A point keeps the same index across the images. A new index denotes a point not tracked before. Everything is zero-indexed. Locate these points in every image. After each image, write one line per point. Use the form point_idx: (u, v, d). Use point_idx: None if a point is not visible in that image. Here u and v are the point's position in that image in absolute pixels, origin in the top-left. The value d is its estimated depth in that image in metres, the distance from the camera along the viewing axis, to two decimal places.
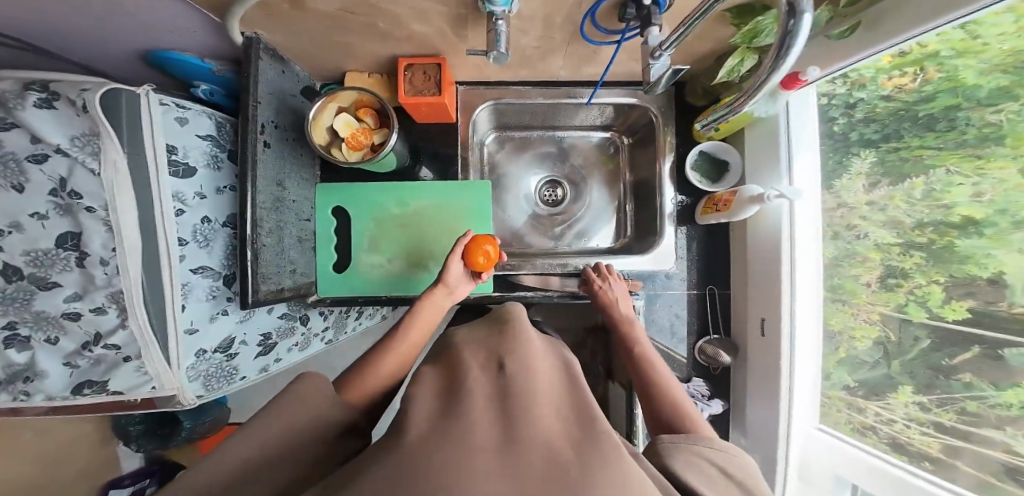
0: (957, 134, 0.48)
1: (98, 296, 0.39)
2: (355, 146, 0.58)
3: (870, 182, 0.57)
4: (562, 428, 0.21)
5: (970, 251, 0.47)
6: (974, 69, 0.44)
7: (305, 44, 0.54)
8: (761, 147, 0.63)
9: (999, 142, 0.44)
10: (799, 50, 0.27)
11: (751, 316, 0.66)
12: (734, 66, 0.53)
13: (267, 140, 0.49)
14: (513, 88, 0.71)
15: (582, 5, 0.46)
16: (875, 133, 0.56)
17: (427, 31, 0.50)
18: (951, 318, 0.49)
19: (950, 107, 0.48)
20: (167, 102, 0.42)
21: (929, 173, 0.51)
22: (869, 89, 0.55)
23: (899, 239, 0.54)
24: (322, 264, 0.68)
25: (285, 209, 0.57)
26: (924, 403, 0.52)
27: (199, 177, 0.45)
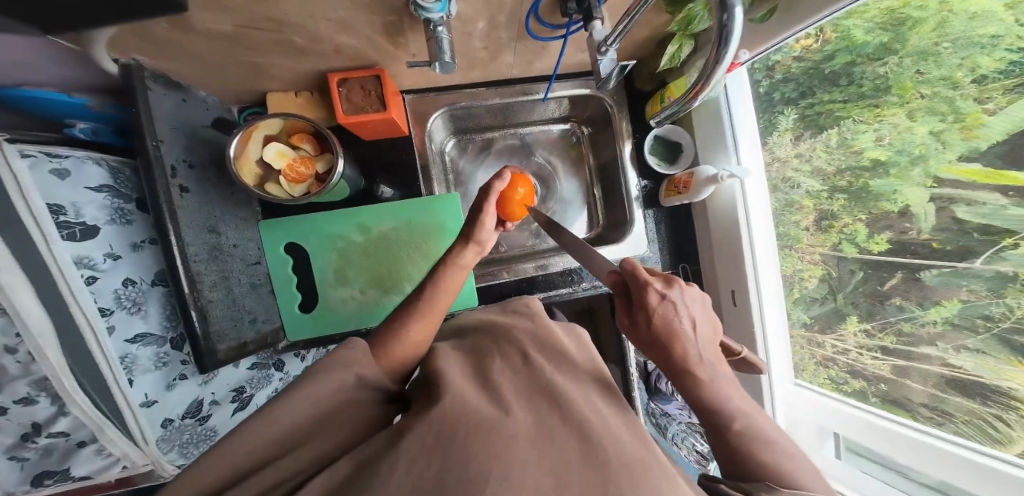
0: (856, 86, 0.54)
1: (19, 386, 0.32)
2: (296, 179, 0.55)
3: (797, 134, 0.64)
4: (592, 416, 0.27)
5: (882, 190, 0.53)
6: (862, 28, 0.49)
7: (206, 70, 0.49)
8: (707, 131, 0.69)
9: (888, 92, 0.51)
10: (738, 34, 0.28)
11: (722, 290, 0.72)
12: (674, 53, 0.57)
13: (182, 183, 0.46)
14: (467, 91, 0.70)
15: (523, 1, 0.46)
16: (794, 91, 0.62)
17: (355, 42, 0.48)
18: (877, 250, 0.55)
19: (846, 64, 0.54)
20: (34, 153, 0.36)
21: (841, 124, 0.57)
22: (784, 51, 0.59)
23: (825, 186, 0.60)
24: (286, 308, 0.66)
25: (226, 256, 0.53)
26: (869, 330, 0.59)
27: (105, 236, 0.41)
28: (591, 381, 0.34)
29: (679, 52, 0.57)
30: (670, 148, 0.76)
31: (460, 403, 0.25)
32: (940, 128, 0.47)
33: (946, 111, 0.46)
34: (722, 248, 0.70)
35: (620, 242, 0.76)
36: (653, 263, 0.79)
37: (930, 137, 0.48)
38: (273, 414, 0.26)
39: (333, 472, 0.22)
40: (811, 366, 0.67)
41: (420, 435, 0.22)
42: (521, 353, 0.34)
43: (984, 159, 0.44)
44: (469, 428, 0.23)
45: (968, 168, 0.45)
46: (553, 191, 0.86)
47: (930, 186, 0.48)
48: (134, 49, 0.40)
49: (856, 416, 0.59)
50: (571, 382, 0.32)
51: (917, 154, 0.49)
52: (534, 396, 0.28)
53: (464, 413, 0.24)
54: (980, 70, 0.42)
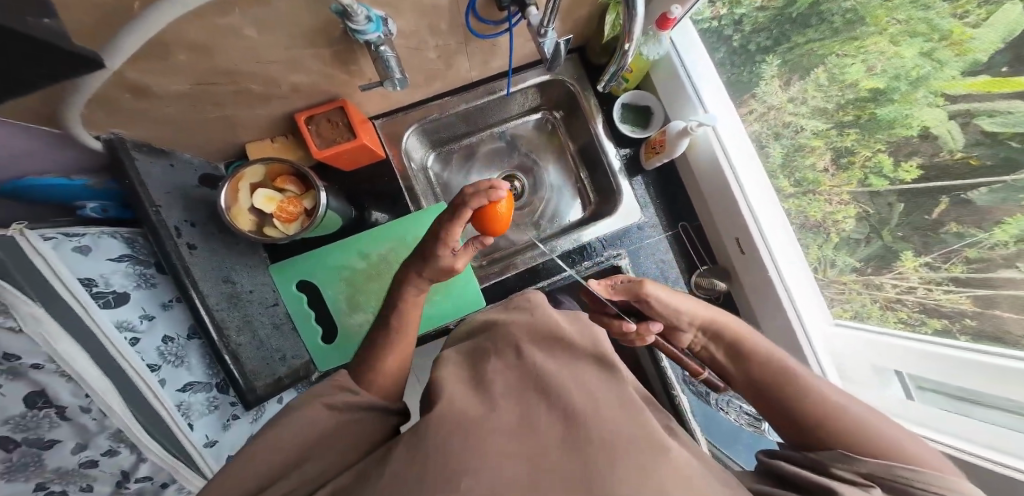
0: (827, 24, 0.54)
1: (102, 439, 0.38)
2: (288, 217, 0.60)
3: (785, 81, 0.62)
4: (585, 400, 0.30)
5: (891, 116, 0.49)
6: None
7: (183, 133, 0.54)
8: (670, 91, 0.71)
9: (863, 23, 0.50)
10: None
11: (726, 237, 0.72)
12: (613, 21, 0.60)
13: (189, 241, 0.51)
14: (434, 103, 0.73)
15: (458, 4, 0.48)
16: (768, 40, 0.62)
17: (309, 78, 0.51)
18: (909, 178, 0.50)
19: (811, 5, 0.54)
20: (55, 236, 0.41)
21: (825, 62, 0.56)
22: (747, 4, 0.61)
23: (830, 124, 0.58)
24: (310, 342, 0.70)
25: (244, 301, 0.59)
26: (931, 263, 0.51)
27: (137, 300, 0.46)
28: (586, 363, 0.36)
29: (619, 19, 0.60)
30: (641, 113, 0.77)
31: (450, 408, 0.28)
32: (928, 48, 0.43)
33: (928, 31, 0.43)
34: (713, 195, 0.71)
35: (615, 213, 0.77)
36: (653, 227, 0.79)
37: (920, 57, 0.44)
38: (284, 436, 0.30)
39: (339, 480, 0.26)
40: (877, 311, 0.60)
41: (406, 446, 0.25)
42: (514, 347, 0.37)
43: (991, 70, 0.39)
44: (457, 425, 0.26)
45: (972, 81, 0.40)
46: (540, 184, 0.87)
47: (943, 104, 0.44)
48: (111, 122, 0.45)
49: (887, 341, 0.58)
50: (562, 367, 0.35)
51: (916, 77, 0.45)
52: (524, 390, 0.31)
53: (456, 417, 0.27)
54: None
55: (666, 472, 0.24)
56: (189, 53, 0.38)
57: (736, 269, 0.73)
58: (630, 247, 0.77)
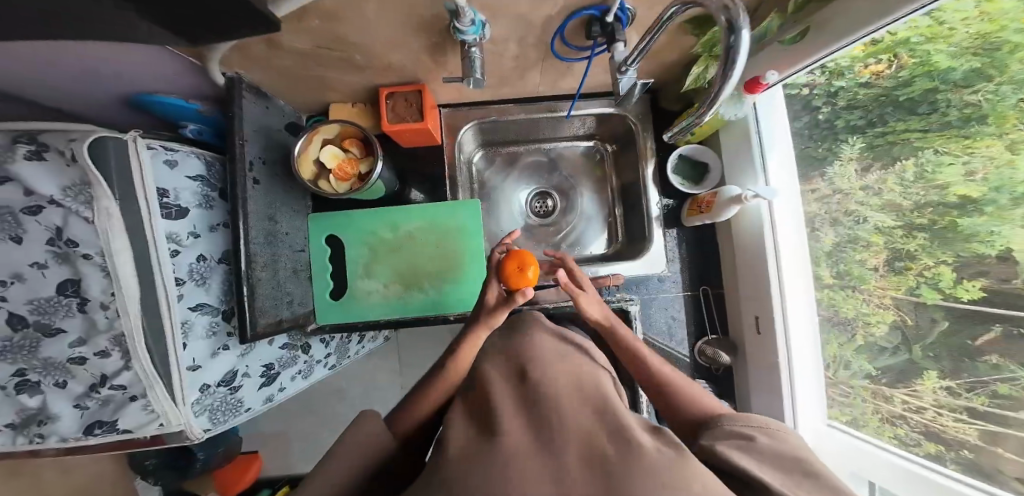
0: (939, 115, 0.47)
1: (101, 339, 0.39)
2: (343, 177, 0.60)
3: (863, 166, 0.57)
4: (584, 411, 0.31)
5: (973, 230, 0.44)
6: (945, 53, 0.43)
7: (281, 83, 0.56)
8: (734, 152, 0.68)
9: (982, 121, 0.43)
10: (746, 55, 0.28)
11: (745, 314, 0.69)
12: (699, 74, 0.57)
13: (256, 177, 0.52)
14: (495, 106, 0.73)
15: (551, 24, 0.47)
16: (860, 119, 0.57)
17: (404, 60, 0.52)
18: (967, 298, 0.46)
19: (927, 91, 0.47)
20: (155, 146, 0.42)
21: (918, 155, 0.50)
22: (848, 77, 0.55)
23: (899, 222, 0.52)
24: (318, 294, 0.69)
25: (278, 242, 0.59)
26: (952, 388, 0.49)
27: (192, 217, 0.46)
28: (585, 380, 0.38)
29: (705, 73, 0.57)
30: (695, 167, 0.76)
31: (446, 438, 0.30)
32: None
33: None
34: (745, 265, 0.68)
35: (635, 260, 0.73)
36: (674, 284, 0.78)
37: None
38: None
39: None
40: (875, 424, 0.57)
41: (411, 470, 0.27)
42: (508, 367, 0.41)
43: None
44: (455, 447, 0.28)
45: None
46: (572, 208, 0.85)
47: None
48: (238, 63, 0.50)
49: (868, 447, 0.56)
50: (557, 379, 0.37)
51: (1020, 194, 0.40)
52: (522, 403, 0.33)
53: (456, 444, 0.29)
54: None
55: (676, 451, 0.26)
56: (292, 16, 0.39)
57: (747, 353, 0.69)
58: (644, 295, 0.78)
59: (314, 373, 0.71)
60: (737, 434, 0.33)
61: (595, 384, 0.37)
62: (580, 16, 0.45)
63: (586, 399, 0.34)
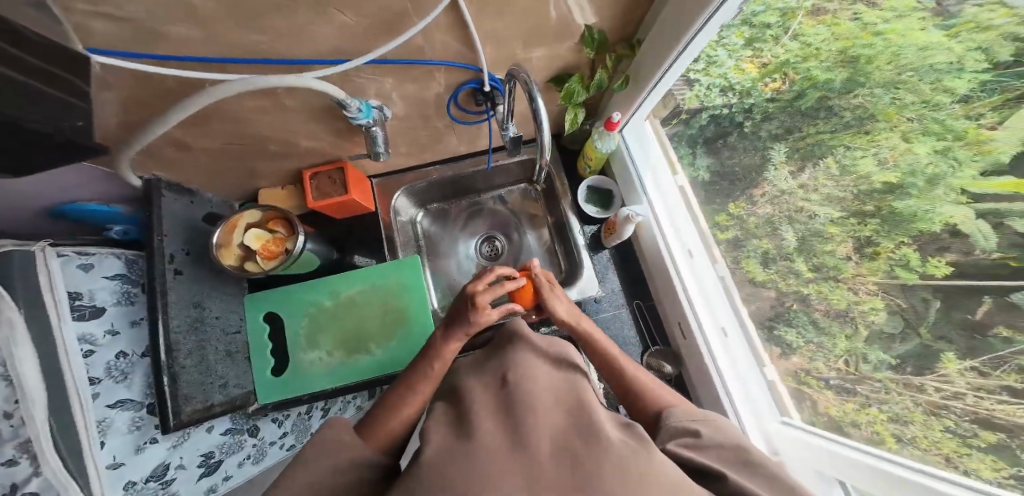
0: (838, 118, 0.51)
1: (5, 449, 0.34)
2: (269, 255, 0.65)
3: (795, 167, 0.59)
4: (563, 431, 0.35)
5: (911, 212, 0.43)
6: (822, 67, 0.50)
7: (201, 177, 0.64)
8: (625, 178, 0.86)
9: (873, 120, 0.46)
10: (546, 113, 0.45)
11: (672, 322, 0.81)
12: (573, 119, 0.67)
13: (178, 268, 0.55)
14: (425, 170, 0.85)
15: (442, 97, 0.62)
16: (779, 128, 0.60)
17: (318, 143, 0.65)
18: (940, 274, 0.42)
19: (821, 99, 0.52)
20: (68, 252, 0.46)
21: (834, 153, 0.52)
22: (756, 94, 0.61)
23: (846, 211, 0.51)
24: (258, 374, 0.69)
25: (206, 328, 0.60)
26: (979, 368, 0.39)
27: (109, 315, 0.49)
28: (567, 400, 0.41)
29: (577, 119, 0.68)
30: (604, 196, 0.88)
31: (435, 450, 0.34)
32: (943, 147, 0.39)
33: (940, 131, 0.39)
34: (660, 274, 0.82)
35: (576, 284, 0.82)
36: (608, 299, 0.85)
37: (936, 157, 0.40)
38: None
39: None
40: (921, 417, 0.45)
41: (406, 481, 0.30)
42: (497, 376, 0.46)
43: (1016, 170, 0.33)
44: (445, 459, 0.32)
45: (999, 181, 0.34)
46: (516, 246, 0.92)
47: (969, 203, 0.38)
48: (152, 166, 0.57)
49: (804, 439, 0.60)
50: (541, 399, 0.40)
51: (932, 174, 0.41)
52: (506, 420, 0.37)
53: (445, 456, 0.32)
54: (958, 91, 0.37)
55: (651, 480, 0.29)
56: (220, 120, 0.52)
57: (685, 357, 0.79)
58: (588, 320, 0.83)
59: (269, 456, 0.66)
60: (687, 430, 0.43)
61: (576, 395, 0.43)
62: (465, 88, 0.60)
63: (567, 408, 0.40)
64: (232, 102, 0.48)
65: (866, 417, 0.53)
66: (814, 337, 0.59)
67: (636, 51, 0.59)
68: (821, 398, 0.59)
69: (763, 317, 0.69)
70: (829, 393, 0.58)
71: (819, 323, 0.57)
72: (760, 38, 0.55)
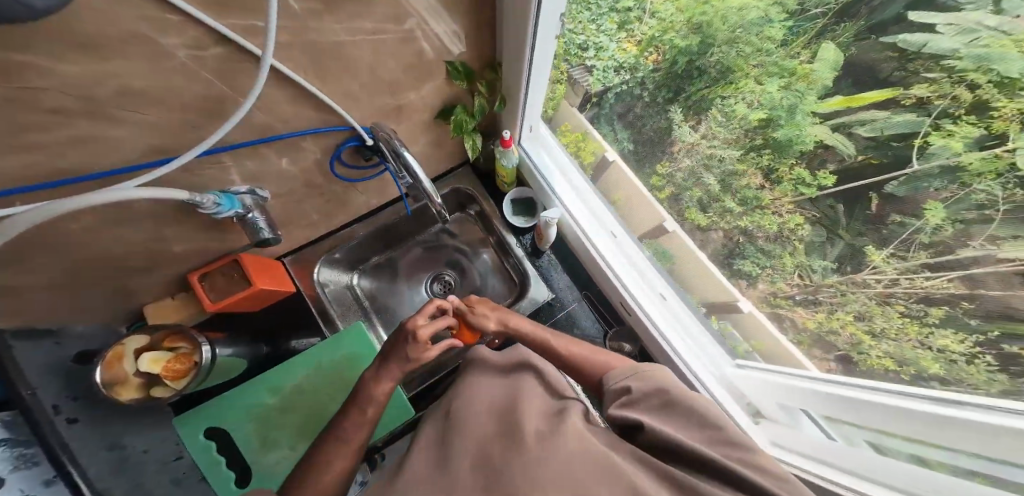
0: (709, 73, 0.57)
1: None
2: (175, 375, 0.62)
3: (693, 121, 0.64)
4: (490, 459, 0.42)
5: (788, 136, 0.49)
6: (679, 34, 0.57)
7: (67, 307, 0.58)
8: (535, 184, 0.90)
9: (732, 72, 0.53)
10: (414, 163, 0.56)
11: (615, 301, 0.88)
12: (472, 145, 0.70)
13: (69, 415, 0.50)
14: (337, 235, 0.84)
15: (320, 162, 0.62)
16: (671, 93, 0.65)
17: (192, 244, 0.62)
18: (831, 183, 0.46)
19: (688, 63, 0.59)
20: None
21: (715, 104, 0.58)
22: (643, 68, 0.67)
23: (744, 149, 0.56)
24: (221, 490, 0.65)
25: (132, 466, 0.56)
26: (896, 253, 0.42)
27: (18, 481, 0.41)
28: (500, 416, 0.48)
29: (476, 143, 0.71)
30: (525, 205, 0.93)
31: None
32: (785, 83, 0.47)
33: (778, 71, 0.47)
34: (592, 265, 0.89)
35: (527, 293, 0.90)
36: (560, 300, 0.91)
37: (784, 92, 0.47)
38: None
39: None
40: (879, 310, 0.47)
41: None
42: (446, 409, 0.53)
43: (841, 90, 0.42)
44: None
45: (831, 101, 0.43)
46: (466, 272, 0.96)
47: (822, 121, 0.45)
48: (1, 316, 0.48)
49: (759, 376, 0.70)
50: (477, 428, 0.47)
51: (789, 107, 0.48)
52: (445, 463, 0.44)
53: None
54: (777, 37, 0.45)
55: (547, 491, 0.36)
56: (50, 249, 0.47)
57: (638, 331, 0.86)
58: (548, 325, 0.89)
59: None
60: (624, 388, 0.49)
61: (510, 408, 0.49)
62: (346, 146, 0.61)
63: (499, 428, 0.46)
64: (68, 220, 0.43)
65: (839, 322, 0.53)
66: (766, 262, 0.62)
67: (497, 70, 0.63)
68: (797, 315, 0.60)
69: (720, 256, 0.72)
70: (800, 309, 0.59)
71: (765, 250, 0.61)
72: (628, 21, 0.63)
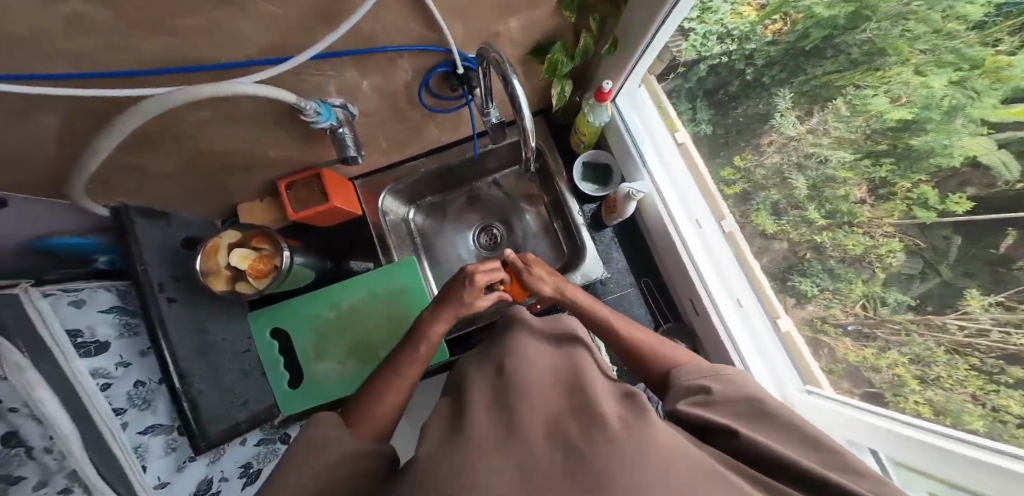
0: (845, 56, 0.48)
1: (59, 478, 0.38)
2: (258, 274, 0.70)
3: (803, 112, 0.57)
4: (561, 423, 0.36)
5: (927, 147, 0.42)
6: (823, 5, 0.47)
7: (175, 195, 0.67)
8: (621, 149, 0.82)
9: (884, 55, 0.44)
10: (524, 98, 0.43)
11: (683, 297, 0.80)
12: (559, 93, 0.66)
13: (170, 295, 0.59)
14: (405, 167, 0.86)
15: (411, 86, 0.60)
16: (783, 73, 0.58)
17: (285, 151, 0.66)
18: (960, 211, 0.42)
19: (824, 39, 0.50)
20: (56, 291, 0.48)
21: (845, 94, 0.50)
22: (757, 39, 0.58)
23: (863, 156, 0.50)
24: (276, 387, 0.76)
25: (214, 348, 0.65)
26: (1007, 302, 0.40)
27: (116, 348, 0.53)
28: (568, 387, 0.42)
29: (564, 91, 0.67)
30: (600, 171, 0.86)
31: (426, 443, 0.37)
32: (960, 77, 0.37)
33: (955, 61, 0.37)
34: (666, 250, 0.80)
35: (580, 267, 0.82)
36: (614, 280, 0.86)
37: (951, 89, 0.38)
38: None
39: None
40: (943, 357, 0.47)
41: (416, 475, 0.32)
42: (498, 365, 0.48)
43: None
44: (437, 452, 0.34)
45: (1015, 109, 0.33)
46: (514, 228, 0.95)
47: (988, 134, 0.37)
48: (113, 194, 0.59)
49: (830, 407, 0.60)
50: (538, 392, 0.41)
51: (947, 108, 0.39)
52: (502, 412, 0.38)
53: (438, 454, 0.34)
54: (972, 17, 0.35)
55: (648, 458, 0.29)
56: (168, 140, 0.52)
57: (696, 331, 0.79)
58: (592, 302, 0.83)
59: None
60: (700, 387, 0.46)
61: (574, 380, 0.44)
62: (436, 72, 0.58)
63: (565, 397, 0.40)
64: (183, 117, 0.48)
65: (886, 361, 0.55)
66: (827, 284, 0.60)
67: (622, 9, 0.55)
68: (840, 345, 0.61)
69: (776, 269, 0.69)
70: (847, 340, 0.60)
71: (834, 272, 0.59)
72: None
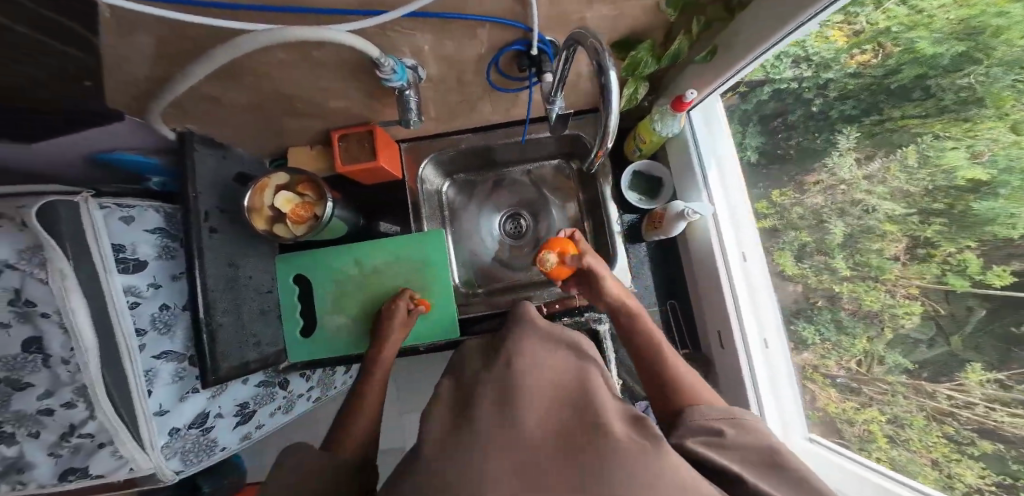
0: (936, 100, 0.45)
1: (66, 391, 0.43)
2: (297, 220, 0.69)
3: (862, 155, 0.53)
4: (568, 427, 0.34)
5: (988, 215, 0.40)
6: (930, 40, 0.43)
7: (232, 127, 0.67)
8: (682, 164, 0.76)
9: (980, 105, 0.41)
10: (615, 91, 0.39)
11: (711, 329, 0.74)
12: (631, 92, 0.64)
13: (212, 225, 0.58)
14: (451, 138, 0.84)
15: (484, 59, 0.58)
16: (854, 109, 0.54)
17: (347, 104, 0.65)
18: (999, 284, 0.40)
19: (917, 77, 0.46)
20: (109, 205, 0.49)
21: (917, 141, 0.47)
22: (836, 68, 0.54)
23: (910, 209, 0.48)
24: (289, 334, 0.77)
25: (240, 285, 0.65)
26: (1003, 381, 0.41)
27: (151, 269, 0.53)
28: (575, 392, 0.40)
29: (636, 93, 0.64)
30: (651, 181, 0.82)
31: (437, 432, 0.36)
32: None
33: None
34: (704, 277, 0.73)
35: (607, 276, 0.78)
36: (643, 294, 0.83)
37: None
38: None
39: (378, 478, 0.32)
40: (921, 422, 0.48)
41: (418, 470, 0.30)
42: (506, 362, 0.46)
43: None
44: (441, 448, 0.33)
45: None
46: (542, 221, 0.92)
47: None
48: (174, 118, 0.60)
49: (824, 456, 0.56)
50: (547, 396, 0.39)
51: None
52: (510, 410, 0.36)
53: (440, 450, 0.32)
54: None
55: (658, 470, 0.28)
56: (236, 73, 0.52)
57: (716, 367, 0.73)
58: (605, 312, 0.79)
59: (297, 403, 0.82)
60: (710, 428, 0.42)
61: (582, 385, 0.41)
62: (510, 50, 0.55)
63: (574, 401, 0.38)
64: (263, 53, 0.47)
65: (862, 416, 0.55)
66: (834, 335, 0.58)
67: (734, 15, 0.51)
68: (823, 395, 0.61)
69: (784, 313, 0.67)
70: (832, 390, 0.59)
71: (842, 324, 0.57)
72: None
